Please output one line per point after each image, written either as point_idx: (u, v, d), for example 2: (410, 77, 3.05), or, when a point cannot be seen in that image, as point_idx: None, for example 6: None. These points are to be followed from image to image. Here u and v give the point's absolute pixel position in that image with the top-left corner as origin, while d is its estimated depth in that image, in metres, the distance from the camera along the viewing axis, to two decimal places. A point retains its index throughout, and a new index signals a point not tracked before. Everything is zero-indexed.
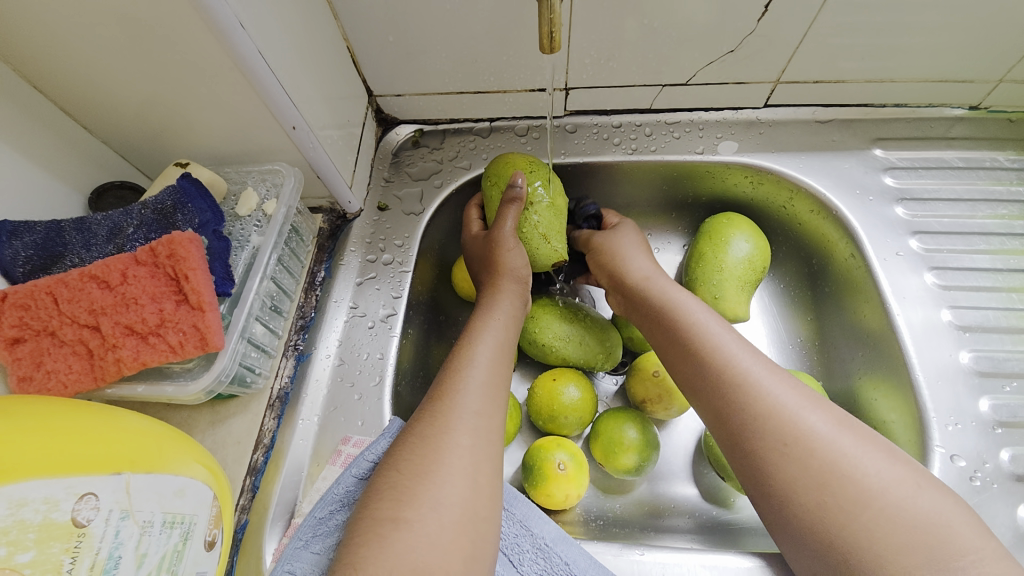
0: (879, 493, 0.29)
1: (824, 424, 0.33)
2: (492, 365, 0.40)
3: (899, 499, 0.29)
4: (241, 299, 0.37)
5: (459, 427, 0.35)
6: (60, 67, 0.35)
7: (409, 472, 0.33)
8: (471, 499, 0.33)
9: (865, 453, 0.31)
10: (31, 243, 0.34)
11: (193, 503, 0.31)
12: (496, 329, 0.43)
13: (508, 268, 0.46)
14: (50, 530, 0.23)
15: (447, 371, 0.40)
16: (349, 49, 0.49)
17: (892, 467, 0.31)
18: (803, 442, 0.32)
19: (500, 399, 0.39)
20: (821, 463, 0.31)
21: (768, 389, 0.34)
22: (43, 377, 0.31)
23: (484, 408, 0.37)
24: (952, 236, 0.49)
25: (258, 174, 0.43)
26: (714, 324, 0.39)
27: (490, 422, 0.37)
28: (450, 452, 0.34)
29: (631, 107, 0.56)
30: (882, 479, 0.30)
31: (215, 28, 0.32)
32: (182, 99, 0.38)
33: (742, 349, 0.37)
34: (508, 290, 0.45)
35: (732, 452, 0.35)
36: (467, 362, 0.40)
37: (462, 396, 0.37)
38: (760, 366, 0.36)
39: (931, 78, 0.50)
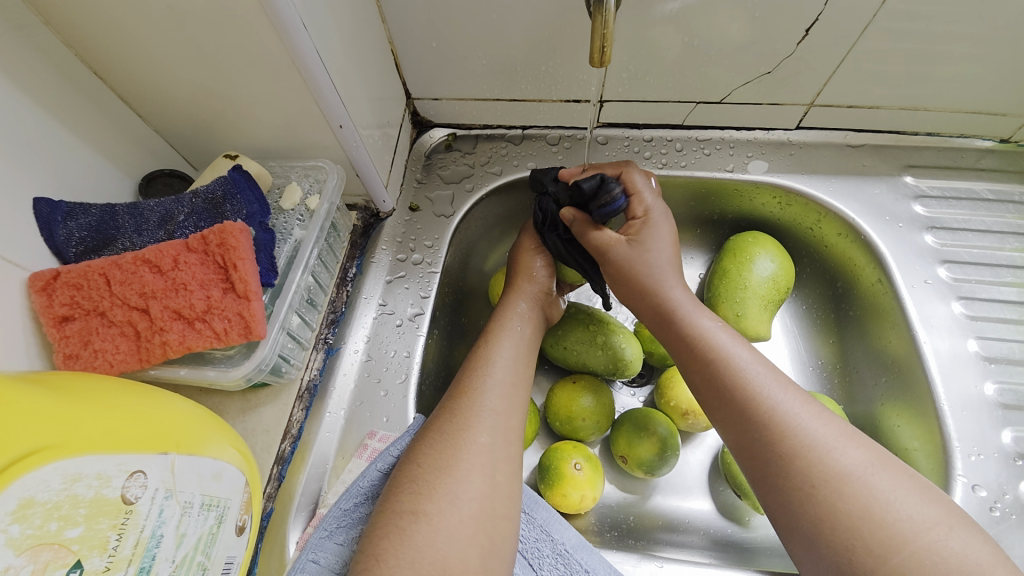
0: (911, 537, 0.29)
1: (857, 463, 0.32)
2: (513, 366, 0.41)
3: (932, 542, 0.29)
4: (282, 291, 0.38)
5: (479, 425, 0.36)
6: (123, 57, 0.36)
7: (431, 467, 0.34)
8: (487, 497, 0.33)
9: (900, 494, 0.31)
10: (85, 225, 0.35)
11: (229, 487, 0.31)
12: (519, 337, 0.43)
13: (528, 270, 0.48)
14: (100, 507, 0.24)
15: (468, 369, 0.40)
16: (393, 52, 0.50)
17: (927, 508, 0.30)
18: (837, 481, 0.31)
19: (521, 400, 0.39)
20: (849, 506, 0.30)
21: (800, 426, 0.34)
22: (90, 355, 0.32)
23: (504, 410, 0.37)
24: (980, 266, 0.49)
25: (301, 169, 0.45)
26: (742, 350, 0.38)
27: (510, 421, 0.37)
28: (472, 448, 0.34)
29: (663, 123, 0.56)
30: (916, 522, 0.29)
31: (278, 27, 0.33)
32: (236, 93, 0.39)
33: (770, 381, 0.36)
34: (528, 291, 0.47)
35: (759, 480, 0.34)
36: (490, 362, 0.40)
37: (484, 395, 0.38)
38: (794, 402, 0.35)
39: (966, 109, 0.50)
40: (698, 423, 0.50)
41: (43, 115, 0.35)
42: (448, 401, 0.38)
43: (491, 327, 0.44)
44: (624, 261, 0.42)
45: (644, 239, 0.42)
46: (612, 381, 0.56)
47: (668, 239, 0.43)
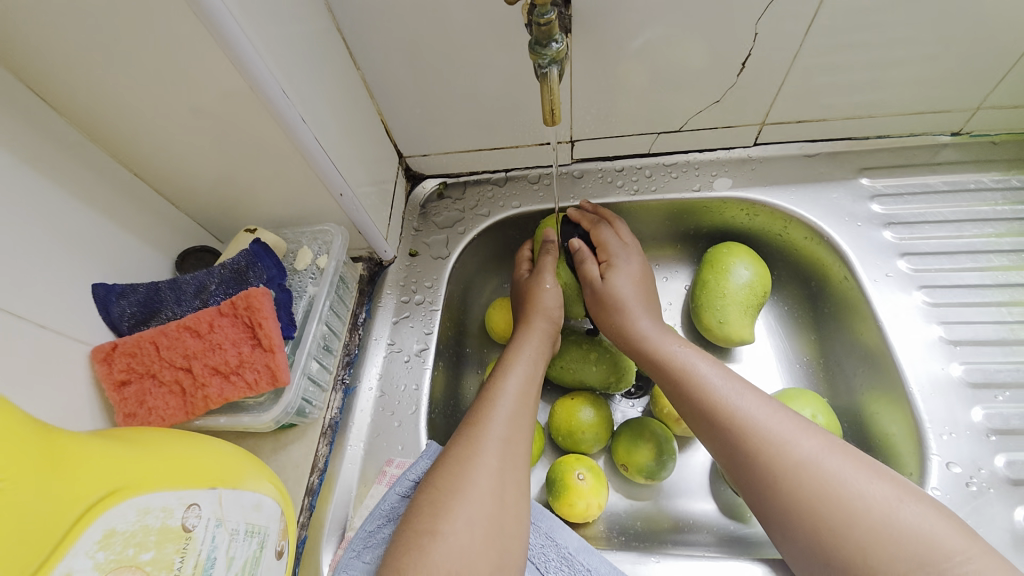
0: (865, 511, 0.32)
1: (815, 450, 0.35)
2: (518, 397, 0.45)
3: (886, 517, 0.31)
4: (301, 341, 0.44)
5: (486, 453, 0.40)
6: (157, 158, 0.44)
7: (442, 490, 0.38)
8: (489, 516, 0.37)
9: (854, 475, 0.34)
10: (134, 301, 0.42)
11: (268, 516, 0.36)
12: (529, 367, 0.48)
13: (541, 308, 0.52)
14: (167, 533, 0.28)
15: (480, 401, 0.45)
16: (382, 120, 0.57)
17: (877, 484, 0.33)
18: (796, 469, 0.34)
19: (526, 429, 0.43)
20: (808, 490, 0.33)
21: (760, 423, 0.37)
22: (146, 412, 0.38)
23: (512, 438, 0.42)
24: (939, 256, 0.52)
25: (310, 235, 0.51)
26: (702, 361, 0.43)
27: (516, 448, 0.42)
28: (481, 471, 0.39)
29: (631, 153, 0.62)
30: (870, 498, 0.32)
31: (281, 123, 0.40)
32: (251, 176, 0.46)
33: (731, 385, 0.40)
34: (541, 328, 0.51)
35: (737, 474, 0.38)
36: (497, 394, 0.44)
37: (492, 425, 0.42)
38: (753, 403, 0.39)
39: (908, 112, 0.54)
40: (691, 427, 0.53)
41: (96, 214, 0.42)
42: (464, 429, 0.43)
43: (505, 357, 0.49)
44: (597, 297, 0.52)
45: (618, 278, 0.51)
46: (611, 395, 0.60)
47: (634, 281, 0.51)
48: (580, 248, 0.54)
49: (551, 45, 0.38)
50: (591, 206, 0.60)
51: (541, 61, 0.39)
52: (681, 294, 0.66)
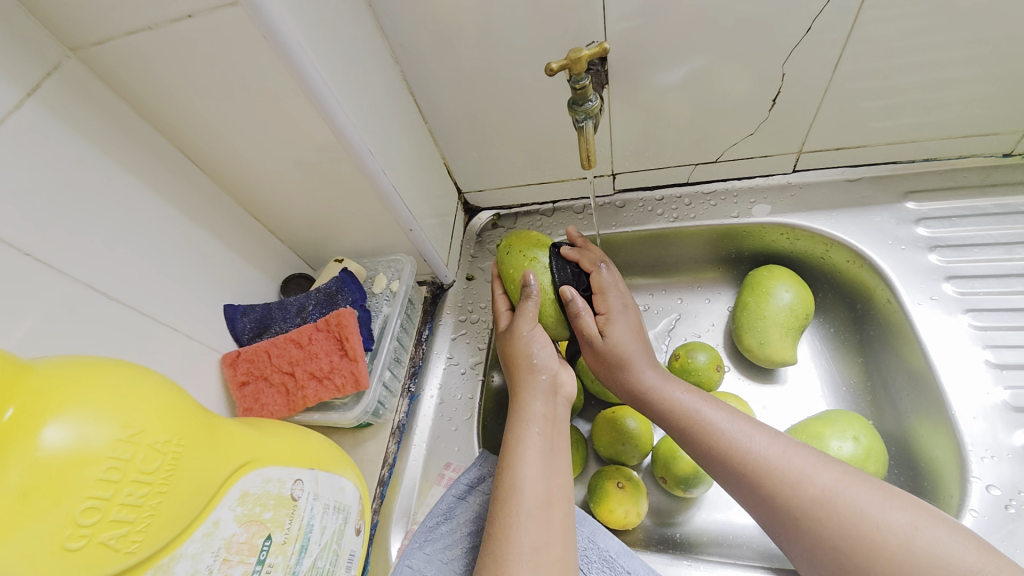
0: (887, 541, 0.31)
1: (832, 482, 0.35)
2: (544, 458, 0.42)
3: (907, 545, 0.31)
4: (378, 352, 0.53)
5: (522, 526, 0.38)
6: (273, 204, 0.55)
7: (489, 561, 0.37)
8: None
9: (874, 505, 0.33)
10: (252, 318, 0.52)
11: (351, 497, 0.44)
12: (545, 431, 0.43)
13: (533, 362, 0.47)
14: (281, 500, 0.36)
15: (501, 469, 0.42)
16: (446, 163, 0.66)
17: (894, 512, 0.32)
18: (812, 506, 0.34)
19: (560, 487, 0.41)
20: (831, 524, 0.33)
21: (773, 462, 0.37)
22: (260, 407, 0.47)
23: (546, 503, 0.40)
24: (987, 278, 0.52)
25: (385, 262, 0.60)
26: (706, 403, 0.42)
27: (552, 512, 0.39)
28: (523, 538, 0.37)
29: (671, 183, 0.66)
30: (888, 528, 0.32)
31: (369, 175, 0.49)
32: (342, 216, 0.56)
33: (737, 426, 0.39)
34: (542, 384, 0.46)
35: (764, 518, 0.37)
36: (518, 461, 0.41)
37: (523, 494, 0.39)
38: (764, 443, 0.38)
39: (953, 136, 0.55)
40: None
41: (228, 249, 0.54)
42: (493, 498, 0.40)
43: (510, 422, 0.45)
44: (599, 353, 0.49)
45: (615, 331, 0.48)
46: (653, 411, 0.63)
47: (633, 331, 0.48)
48: (573, 300, 0.49)
49: (586, 103, 0.44)
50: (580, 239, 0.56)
51: (578, 117, 0.45)
52: (724, 316, 0.69)
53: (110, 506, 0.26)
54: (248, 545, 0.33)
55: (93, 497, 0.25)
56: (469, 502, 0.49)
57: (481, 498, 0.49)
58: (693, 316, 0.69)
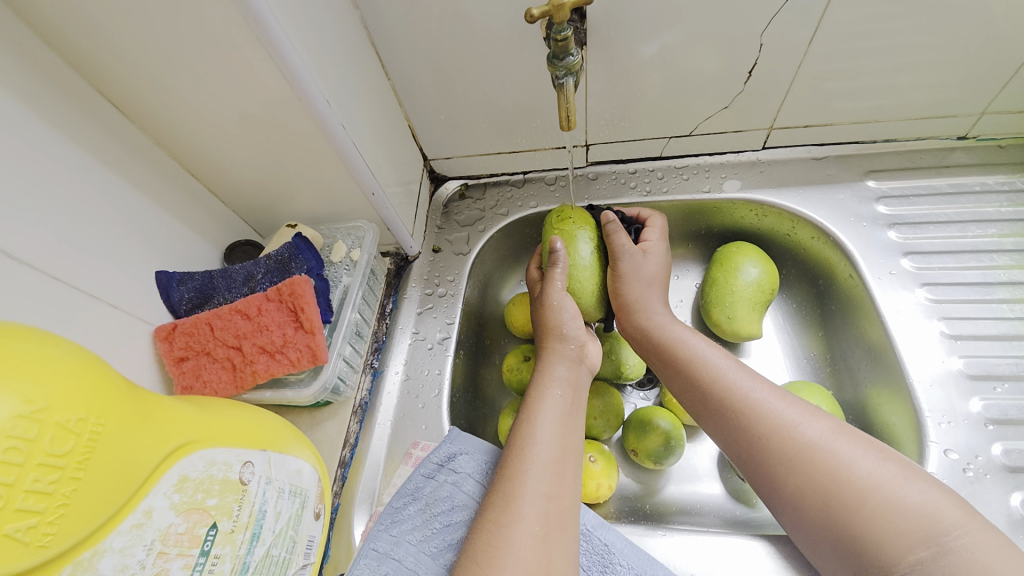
0: (872, 490, 0.33)
1: (823, 434, 0.37)
2: (560, 417, 0.43)
3: (892, 494, 0.32)
4: (337, 325, 0.49)
5: (533, 475, 0.39)
6: (212, 161, 0.49)
7: (497, 507, 0.38)
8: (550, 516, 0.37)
9: (863, 457, 0.35)
10: (191, 287, 0.47)
11: (308, 480, 0.40)
12: (564, 393, 0.45)
13: (557, 327, 0.49)
14: (228, 484, 0.32)
15: (518, 423, 0.43)
16: (410, 126, 0.61)
17: (884, 465, 0.34)
18: (806, 451, 0.36)
19: (574, 448, 0.42)
20: (821, 470, 0.35)
21: (771, 410, 0.39)
22: (201, 385, 0.42)
23: (561, 452, 0.41)
24: (942, 254, 0.54)
25: (344, 230, 0.56)
26: (716, 354, 0.45)
27: (565, 465, 0.40)
28: (536, 485, 0.38)
29: (643, 156, 0.65)
30: (877, 476, 0.33)
31: (327, 130, 0.44)
32: (295, 177, 0.50)
33: (742, 375, 0.42)
34: (562, 349, 0.48)
35: (746, 459, 0.39)
36: (537, 414, 0.43)
37: (539, 446, 0.40)
38: (765, 393, 0.40)
39: (914, 117, 0.56)
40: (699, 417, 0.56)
41: (159, 209, 0.47)
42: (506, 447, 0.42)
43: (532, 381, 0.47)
44: (631, 268, 0.51)
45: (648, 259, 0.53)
46: (623, 386, 0.63)
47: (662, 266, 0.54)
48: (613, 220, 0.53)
49: (567, 57, 0.42)
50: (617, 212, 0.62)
51: (558, 73, 0.43)
52: (692, 291, 0.69)
53: (13, 494, 0.22)
54: (188, 536, 0.29)
55: None
56: (437, 481, 0.46)
57: (451, 477, 0.46)
58: None
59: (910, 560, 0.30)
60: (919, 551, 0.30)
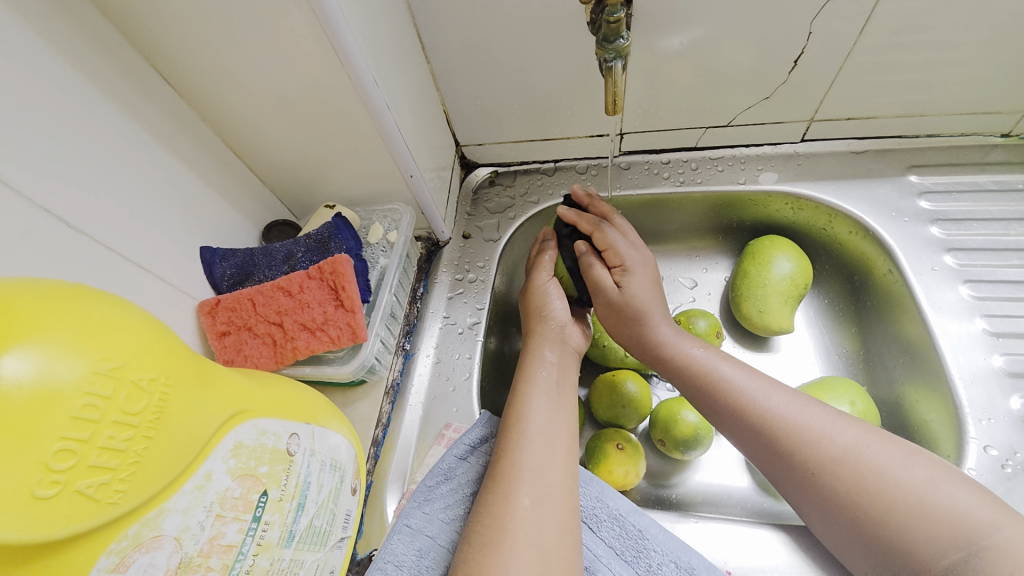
0: (906, 497, 0.32)
1: (852, 441, 0.36)
2: (553, 398, 0.44)
3: (925, 499, 0.32)
4: (376, 305, 0.49)
5: (524, 452, 0.40)
6: (254, 140, 0.49)
7: (495, 484, 0.38)
8: (552, 491, 0.38)
9: (894, 462, 0.34)
10: (233, 264, 0.47)
11: (346, 456, 0.41)
12: (549, 381, 0.45)
13: (542, 311, 0.50)
14: (277, 454, 0.33)
15: (509, 408, 0.44)
16: (445, 111, 0.61)
17: (915, 469, 0.33)
18: (832, 462, 0.35)
19: (567, 425, 0.43)
20: (852, 479, 0.34)
21: (795, 420, 0.38)
22: (243, 359, 0.43)
23: (552, 435, 0.41)
24: (986, 252, 0.53)
25: (380, 212, 0.56)
26: (724, 363, 0.44)
27: (557, 442, 0.41)
28: (525, 460, 0.39)
29: (678, 146, 0.64)
30: (907, 485, 0.33)
31: (370, 110, 0.45)
32: (335, 158, 0.51)
33: (755, 386, 0.41)
34: (546, 330, 0.49)
35: (778, 472, 0.38)
36: (528, 398, 0.43)
37: (530, 424, 0.41)
38: (782, 401, 0.39)
39: (962, 111, 0.55)
40: None
41: (203, 186, 0.48)
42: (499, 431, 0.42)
43: (518, 373, 0.47)
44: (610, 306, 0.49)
45: (632, 287, 0.48)
46: (649, 377, 0.63)
47: (648, 285, 0.49)
48: (585, 253, 0.51)
49: (617, 41, 0.41)
50: (586, 197, 0.55)
51: (607, 55, 0.42)
52: (720, 284, 0.68)
53: (88, 450, 0.22)
54: (243, 501, 0.30)
55: (68, 438, 0.22)
56: (469, 462, 0.47)
57: (483, 459, 0.47)
58: (689, 284, 0.68)
59: (945, 564, 0.30)
60: (952, 555, 0.30)
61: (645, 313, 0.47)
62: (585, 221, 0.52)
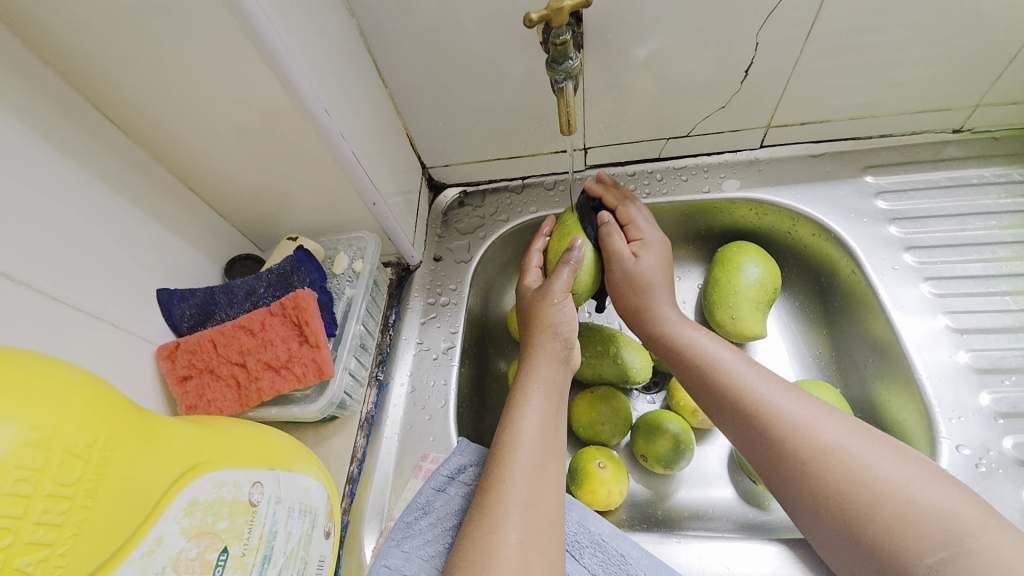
0: (892, 495, 0.32)
1: (839, 436, 0.36)
2: (543, 420, 0.43)
3: (911, 497, 0.32)
4: (342, 338, 0.48)
5: (514, 480, 0.38)
6: (210, 175, 0.48)
7: (481, 516, 0.37)
8: (539, 521, 0.37)
9: (880, 458, 0.34)
10: (192, 304, 0.46)
11: (317, 498, 0.39)
12: (546, 398, 0.44)
13: (546, 324, 0.47)
14: (238, 506, 0.31)
15: (502, 429, 0.42)
16: (408, 134, 0.61)
17: (901, 466, 0.33)
18: (819, 455, 0.35)
19: (555, 450, 0.42)
20: (839, 473, 0.34)
21: (788, 412, 0.38)
22: (205, 404, 0.42)
23: (541, 458, 0.40)
24: (944, 248, 0.55)
25: (346, 241, 0.55)
26: (724, 349, 0.44)
27: (545, 467, 0.40)
28: (515, 490, 0.38)
29: (642, 158, 0.65)
30: (892, 486, 0.32)
31: (326, 139, 0.44)
32: (296, 189, 0.50)
33: (752, 375, 0.41)
34: (547, 347, 0.47)
35: (769, 471, 0.38)
36: (519, 419, 0.42)
37: (520, 450, 0.40)
38: (778, 392, 0.40)
39: (910, 111, 0.57)
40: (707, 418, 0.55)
41: (158, 225, 0.46)
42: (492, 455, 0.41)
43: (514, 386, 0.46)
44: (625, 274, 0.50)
45: (647, 259, 0.50)
46: (629, 390, 0.62)
47: (662, 262, 0.52)
48: (608, 222, 0.51)
49: (566, 61, 0.42)
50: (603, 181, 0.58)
51: (557, 77, 0.43)
52: (694, 292, 0.69)
53: (22, 526, 0.21)
54: (200, 562, 0.28)
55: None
56: (449, 494, 0.46)
57: (463, 489, 0.46)
58: None
59: (930, 562, 0.29)
60: (938, 552, 0.29)
61: (655, 288, 0.50)
62: (612, 197, 0.54)
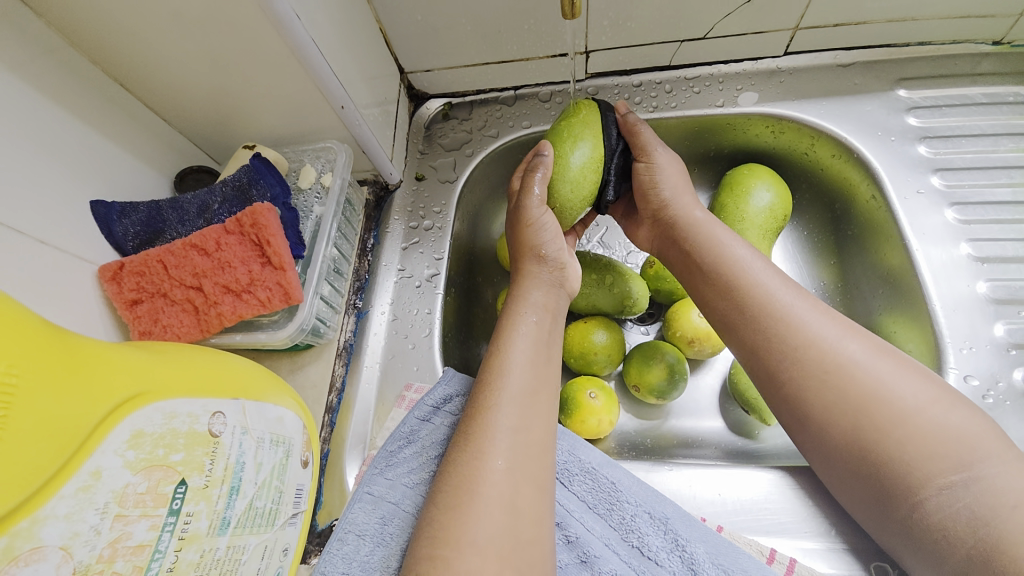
0: (909, 417, 0.30)
1: (862, 352, 0.32)
2: (535, 345, 0.40)
3: (929, 419, 0.29)
4: (312, 261, 0.44)
5: (502, 407, 0.35)
6: (142, 69, 0.40)
7: (470, 436, 0.35)
8: (527, 445, 0.35)
9: (900, 378, 0.31)
10: (137, 221, 0.40)
11: (292, 428, 0.36)
12: (536, 324, 0.41)
13: (529, 248, 0.44)
14: (195, 437, 0.28)
15: (490, 357, 0.39)
16: (381, 29, 0.52)
17: (923, 387, 0.31)
18: (837, 370, 0.32)
19: (547, 377, 0.39)
20: (854, 392, 0.31)
21: (808, 325, 0.34)
22: (161, 330, 0.38)
23: (533, 382, 0.38)
24: (974, 171, 0.50)
25: (312, 152, 0.49)
26: (743, 248, 0.40)
27: (537, 396, 0.37)
28: (501, 419, 0.35)
29: (650, 66, 0.57)
30: (914, 402, 0.30)
31: (276, 23, 0.36)
32: (249, 91, 0.42)
33: (775, 280, 0.37)
34: (533, 271, 0.44)
35: (769, 388, 0.35)
36: (510, 344, 0.39)
37: (510, 377, 0.37)
38: (799, 302, 0.35)
39: (958, 15, 0.49)
40: (705, 349, 0.53)
41: (87, 129, 0.39)
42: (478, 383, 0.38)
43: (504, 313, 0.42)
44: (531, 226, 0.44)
45: (663, 169, 0.46)
46: (623, 321, 0.60)
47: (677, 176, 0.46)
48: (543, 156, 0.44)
49: None
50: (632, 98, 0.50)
51: None
52: None
53: None
54: (152, 496, 0.26)
55: None
56: (433, 423, 0.44)
57: (448, 419, 0.44)
58: None
59: (940, 484, 0.28)
60: (950, 476, 0.28)
61: (679, 195, 0.45)
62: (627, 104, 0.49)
